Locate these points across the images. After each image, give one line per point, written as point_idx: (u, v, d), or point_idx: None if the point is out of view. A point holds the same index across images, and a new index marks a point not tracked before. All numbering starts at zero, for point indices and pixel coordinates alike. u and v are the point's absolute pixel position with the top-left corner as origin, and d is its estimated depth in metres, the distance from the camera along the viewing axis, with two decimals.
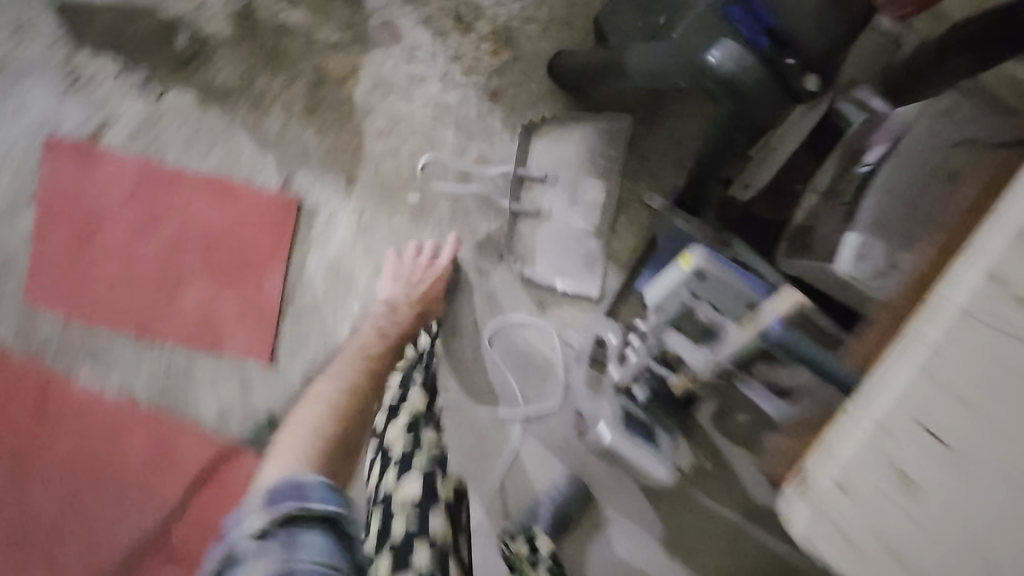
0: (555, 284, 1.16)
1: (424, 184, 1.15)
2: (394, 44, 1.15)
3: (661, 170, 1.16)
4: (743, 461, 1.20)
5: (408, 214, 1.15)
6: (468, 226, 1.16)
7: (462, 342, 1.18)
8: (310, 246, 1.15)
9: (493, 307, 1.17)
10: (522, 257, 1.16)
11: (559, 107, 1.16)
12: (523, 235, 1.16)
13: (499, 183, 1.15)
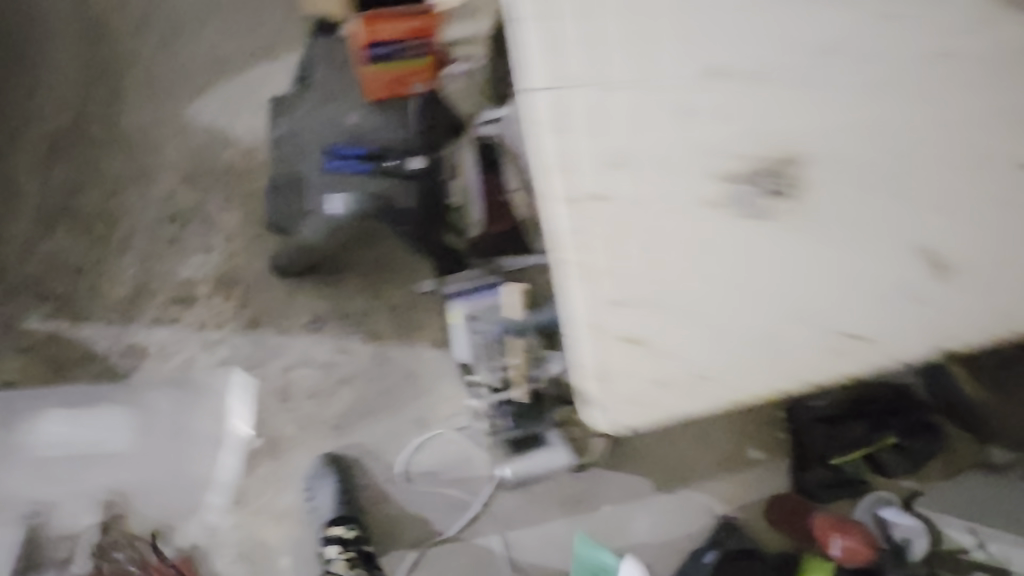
0: (417, 399, 1.30)
1: (260, 427, 1.24)
2: (143, 358, 1.22)
3: (413, 261, 1.30)
4: None
5: (266, 459, 1.23)
6: (319, 423, 1.26)
7: (392, 501, 1.27)
8: (211, 550, 1.20)
9: (389, 455, 1.28)
10: (378, 403, 1.28)
11: (309, 284, 1.27)
12: (362, 394, 1.28)
13: (312, 376, 1.26)
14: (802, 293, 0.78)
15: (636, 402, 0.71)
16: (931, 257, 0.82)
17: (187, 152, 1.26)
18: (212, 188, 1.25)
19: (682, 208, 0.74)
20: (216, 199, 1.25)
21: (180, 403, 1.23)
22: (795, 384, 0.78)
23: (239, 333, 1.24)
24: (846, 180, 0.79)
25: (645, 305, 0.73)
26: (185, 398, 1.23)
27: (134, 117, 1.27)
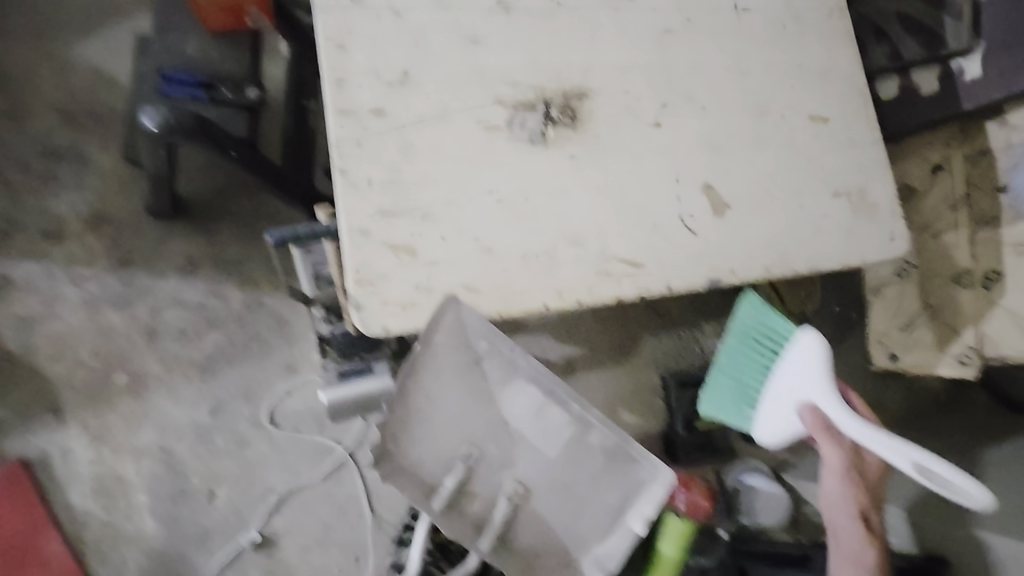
0: (288, 346, 1.31)
1: (123, 363, 1.25)
2: (10, 290, 1.25)
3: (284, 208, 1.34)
4: (521, 343, 1.43)
5: (127, 394, 1.24)
6: (184, 362, 1.27)
7: (255, 444, 1.26)
8: (66, 483, 1.21)
9: (254, 401, 1.28)
10: (246, 346, 1.29)
11: (182, 227, 1.31)
12: (230, 336, 1.29)
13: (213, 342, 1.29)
14: (580, 215, 0.82)
15: (395, 301, 0.75)
16: (713, 192, 0.87)
17: (64, 96, 1.32)
18: (91, 130, 1.31)
19: (462, 129, 0.80)
20: (92, 142, 1.31)
21: (470, 367, 0.82)
22: (570, 300, 0.80)
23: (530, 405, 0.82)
24: (626, 116, 0.86)
25: (411, 213, 0.77)
26: (457, 371, 0.82)
27: (22, 56, 1.33)
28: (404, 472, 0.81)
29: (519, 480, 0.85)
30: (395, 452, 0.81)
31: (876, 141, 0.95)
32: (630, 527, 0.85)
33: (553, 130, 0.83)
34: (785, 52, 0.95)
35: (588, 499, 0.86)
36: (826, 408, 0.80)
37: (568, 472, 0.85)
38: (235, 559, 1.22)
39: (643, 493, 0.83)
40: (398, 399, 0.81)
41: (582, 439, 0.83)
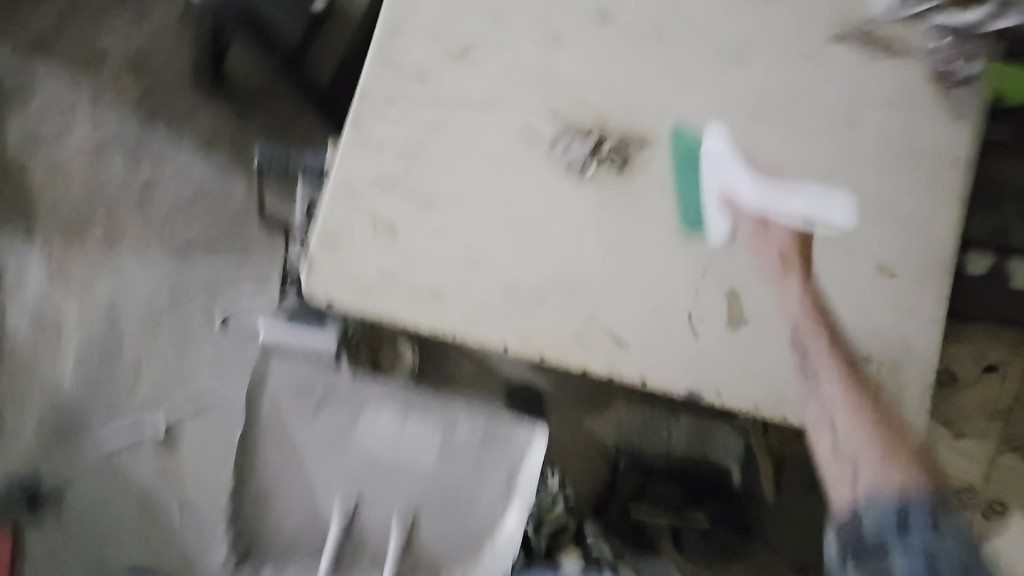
0: (267, 261, 1.26)
1: (107, 214, 1.24)
2: (34, 101, 1.26)
3: (316, 123, 1.29)
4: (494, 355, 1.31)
5: (98, 243, 1.23)
6: (164, 235, 1.25)
7: (198, 342, 1.23)
8: (9, 302, 1.20)
9: (213, 300, 1.24)
10: (229, 244, 1.26)
11: (213, 104, 1.27)
12: (215, 228, 1.25)
13: (193, 214, 1.25)
14: (585, 266, 0.73)
15: (352, 277, 0.68)
16: (737, 302, 0.77)
17: None
18: None
19: (500, 127, 0.73)
20: None
21: (318, 414, 0.92)
22: (534, 351, 0.71)
23: (340, 445, 0.93)
24: (679, 185, 0.77)
25: (409, 194, 0.70)
26: (297, 439, 0.92)
27: None
28: (285, 539, 0.95)
29: (404, 506, 0.93)
30: (258, 532, 0.95)
31: (938, 320, 0.82)
32: (522, 499, 0.92)
33: (597, 166, 0.74)
34: (882, 187, 0.84)
35: (474, 489, 0.92)
36: (716, 165, 0.78)
37: (441, 478, 0.93)
38: (132, 443, 1.20)
39: (523, 467, 0.91)
40: (245, 477, 0.93)
41: (448, 437, 0.92)
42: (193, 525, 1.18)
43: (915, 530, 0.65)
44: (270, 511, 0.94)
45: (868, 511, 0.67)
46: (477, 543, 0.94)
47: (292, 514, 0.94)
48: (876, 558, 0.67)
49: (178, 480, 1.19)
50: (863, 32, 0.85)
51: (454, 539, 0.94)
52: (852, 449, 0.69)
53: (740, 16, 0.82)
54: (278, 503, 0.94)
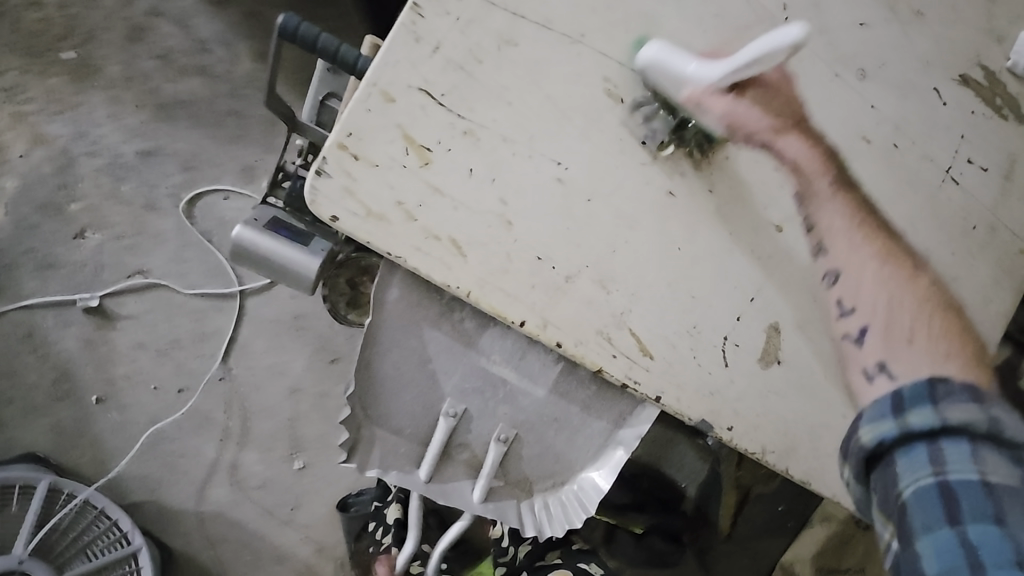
0: (258, 151, 1.13)
1: (84, 43, 1.12)
2: None
3: (346, 11, 1.15)
4: None
5: (68, 74, 1.11)
6: (145, 86, 1.12)
7: (159, 218, 1.11)
8: None
9: (189, 177, 1.11)
10: (217, 118, 1.12)
11: None
12: (206, 95, 1.13)
13: (185, 73, 1.13)
14: (630, 256, 0.63)
15: (366, 199, 0.57)
16: (775, 337, 0.69)
17: None
18: None
19: (580, 70, 0.61)
20: None
21: (434, 321, 0.66)
22: (551, 338, 0.62)
23: (436, 357, 0.67)
24: (760, 197, 0.67)
25: (455, 117, 0.58)
26: (424, 329, 0.66)
27: None
28: (381, 440, 0.69)
29: (504, 424, 0.69)
30: (359, 423, 0.68)
31: None
32: (619, 451, 0.68)
33: (676, 148, 0.63)
34: (955, 260, 0.74)
35: (578, 426, 0.69)
36: (671, 62, 0.60)
37: (552, 409, 0.69)
38: (62, 308, 1.09)
39: (631, 420, 0.68)
40: (360, 372, 0.67)
41: (570, 370, 0.68)
42: (110, 410, 1.10)
43: (950, 442, 0.46)
44: (372, 404, 0.68)
45: (867, 426, 0.49)
46: (564, 476, 0.71)
47: (396, 415, 0.69)
48: (899, 503, 0.46)
49: (105, 363, 1.10)
50: (985, 75, 0.73)
51: (559, 470, 0.71)
52: (879, 351, 0.55)
53: (877, 19, 0.70)
54: (381, 401, 0.68)
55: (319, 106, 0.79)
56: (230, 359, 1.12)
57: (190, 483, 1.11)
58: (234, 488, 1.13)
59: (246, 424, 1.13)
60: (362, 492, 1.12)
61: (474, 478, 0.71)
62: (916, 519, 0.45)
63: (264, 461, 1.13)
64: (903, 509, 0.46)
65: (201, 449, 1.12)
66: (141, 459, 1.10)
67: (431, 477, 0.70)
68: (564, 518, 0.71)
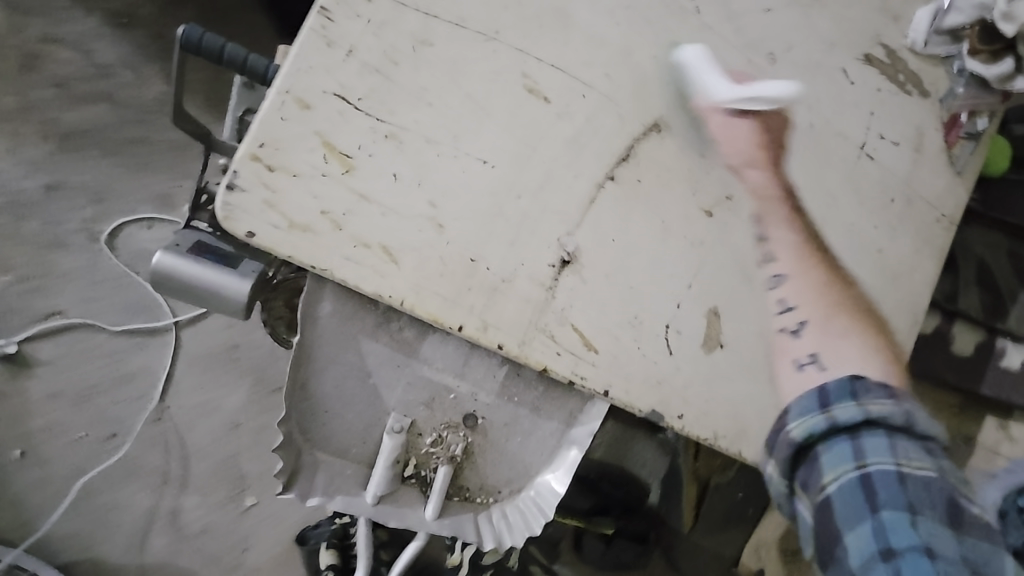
0: (179, 177, 1.07)
1: None
2: None
3: (262, 28, 1.12)
4: None
5: None
6: (47, 115, 1.05)
7: (73, 255, 1.04)
8: None
9: (103, 209, 1.05)
10: (130, 146, 1.07)
11: None
12: (117, 122, 1.06)
13: (90, 100, 1.06)
14: (565, 250, 0.62)
15: (285, 211, 0.56)
16: (716, 321, 0.69)
17: None
18: None
19: (497, 66, 0.61)
20: None
21: (372, 333, 0.64)
22: (491, 339, 0.60)
23: (375, 371, 0.65)
24: (687, 183, 0.68)
25: (374, 123, 0.58)
26: (361, 343, 0.64)
27: None
28: (325, 465, 0.66)
29: (452, 435, 0.67)
30: (298, 449, 0.65)
31: None
32: (573, 451, 0.67)
33: (599, 140, 0.64)
34: (879, 233, 0.77)
35: (527, 428, 0.68)
36: (698, 70, 0.66)
37: (498, 413, 0.67)
38: None
39: (581, 418, 0.67)
40: (293, 394, 0.64)
41: (516, 373, 0.67)
42: (30, 467, 1.01)
43: (870, 438, 0.47)
44: (313, 427, 0.65)
45: (795, 422, 0.50)
46: (520, 482, 0.69)
47: (339, 435, 0.66)
48: (822, 495, 0.47)
49: (20, 416, 1.01)
50: (886, 54, 0.77)
51: (514, 475, 0.69)
52: (811, 350, 0.60)
53: (780, 4, 0.72)
54: (324, 421, 0.65)
55: (237, 122, 0.76)
56: (163, 398, 1.05)
57: (126, 535, 1.03)
58: (176, 536, 1.05)
59: (184, 466, 1.06)
60: (320, 523, 1.05)
61: (425, 495, 0.68)
62: (841, 514, 0.46)
63: (207, 504, 1.06)
64: (827, 503, 0.46)
65: (135, 497, 1.04)
66: (68, 516, 1.01)
67: (380, 500, 0.67)
68: (524, 526, 0.68)
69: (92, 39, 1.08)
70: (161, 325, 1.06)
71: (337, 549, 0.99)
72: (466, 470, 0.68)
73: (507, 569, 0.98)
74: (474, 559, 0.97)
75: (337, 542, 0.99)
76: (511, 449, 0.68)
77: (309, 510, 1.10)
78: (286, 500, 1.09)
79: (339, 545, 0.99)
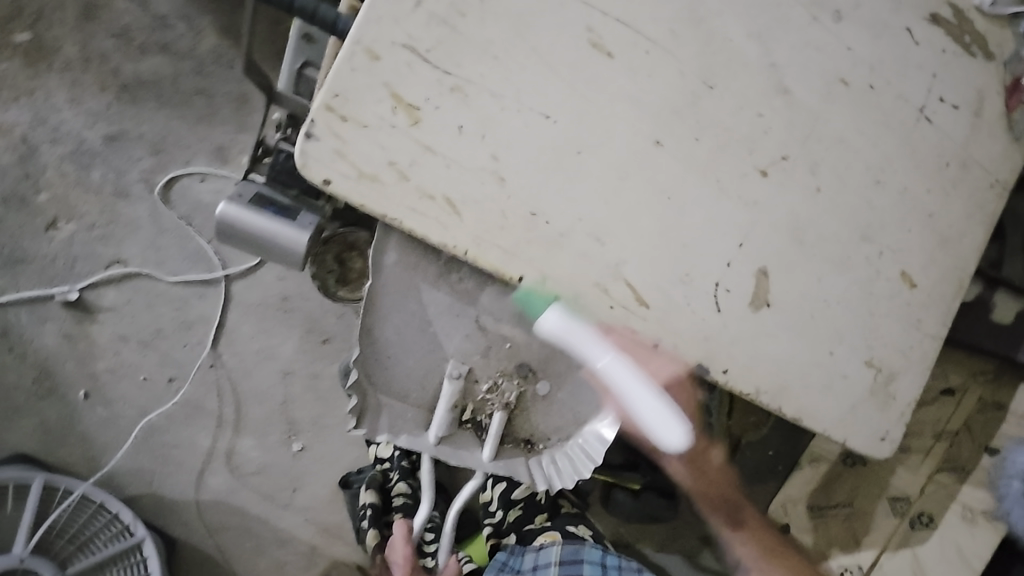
0: (231, 130, 1.09)
1: (34, 23, 1.06)
2: None
3: None
4: None
5: (21, 58, 1.05)
6: (105, 67, 1.07)
7: (132, 205, 1.07)
8: None
9: (159, 161, 1.08)
10: (184, 98, 1.08)
11: None
12: (172, 75, 1.08)
13: (146, 52, 1.08)
14: (621, 206, 0.64)
15: (357, 160, 0.58)
16: (764, 280, 0.70)
17: None
18: None
19: (561, 18, 0.61)
20: None
21: (434, 281, 0.67)
22: (548, 290, 0.63)
23: (434, 321, 0.68)
24: (744, 145, 0.68)
25: (441, 74, 0.59)
26: (422, 292, 0.67)
27: None
28: (388, 408, 0.71)
29: (508, 382, 0.70)
30: (364, 392, 0.70)
31: (942, 339, 0.78)
32: (620, 404, 0.70)
33: (659, 97, 0.64)
34: (932, 198, 0.76)
35: (577, 381, 0.71)
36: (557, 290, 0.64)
37: (551, 363, 0.70)
38: (39, 303, 1.06)
39: None
40: (362, 338, 0.68)
41: None
42: (97, 404, 1.08)
43: None
44: (376, 372, 0.69)
45: None
46: (567, 431, 0.73)
47: (400, 381, 0.70)
48: None
49: (87, 358, 1.07)
50: (953, 13, 0.75)
51: (563, 424, 0.72)
52: None
53: None
54: (385, 367, 0.69)
55: (296, 74, 0.77)
56: (217, 344, 1.10)
57: (186, 472, 1.11)
58: (231, 475, 1.12)
59: (239, 410, 1.12)
60: (362, 469, 1.13)
61: (481, 438, 0.73)
62: None
63: (259, 446, 1.13)
64: None
65: (195, 437, 1.11)
66: (133, 451, 1.09)
67: (441, 440, 0.72)
68: (572, 471, 0.73)
69: None
70: (214, 274, 1.09)
71: (376, 491, 1.04)
72: (520, 418, 0.72)
73: (540, 508, 1.02)
74: (506, 497, 1.01)
75: (377, 486, 1.04)
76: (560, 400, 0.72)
77: (354, 454, 1.15)
78: (330, 445, 1.15)
79: (379, 487, 1.04)
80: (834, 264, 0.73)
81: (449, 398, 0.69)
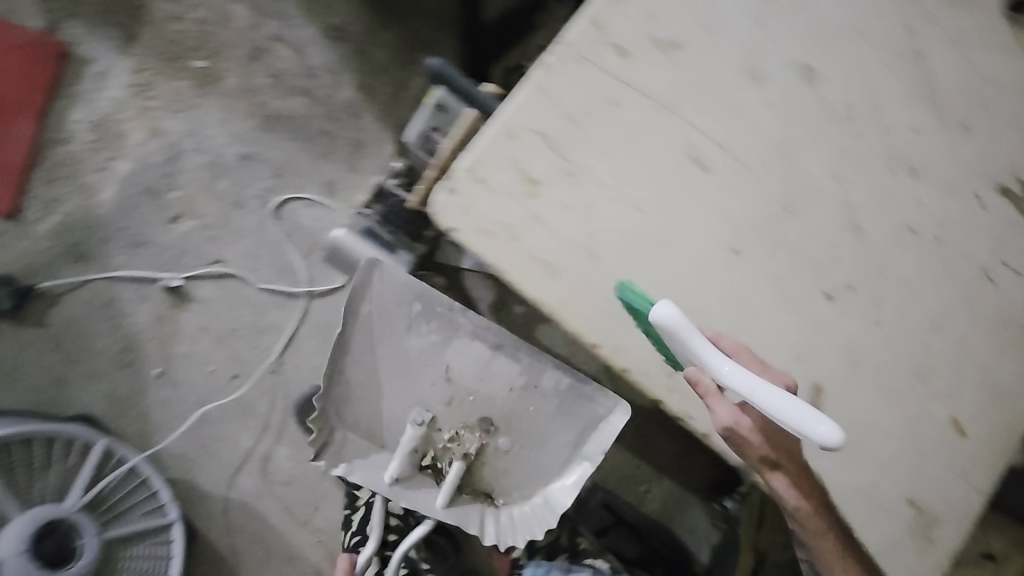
0: (345, 168, 1.24)
1: (211, 54, 1.24)
2: None
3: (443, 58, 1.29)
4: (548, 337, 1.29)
5: (192, 79, 1.23)
6: (255, 99, 1.24)
7: (246, 215, 1.21)
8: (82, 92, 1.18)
9: (278, 183, 1.22)
10: (314, 135, 1.24)
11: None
12: (309, 115, 1.24)
13: (293, 93, 1.25)
14: (696, 301, 0.70)
15: (481, 217, 0.67)
16: (818, 396, 0.74)
17: None
18: None
19: (671, 133, 0.71)
20: None
21: (408, 332, 0.82)
22: (619, 362, 0.68)
23: (409, 369, 0.83)
24: (814, 269, 0.74)
25: (564, 160, 0.69)
26: (399, 343, 0.82)
27: None
28: None
29: (472, 435, 0.84)
30: (330, 425, 0.82)
31: (986, 494, 0.78)
32: (584, 464, 0.82)
33: (745, 214, 0.72)
34: (989, 353, 0.80)
35: (536, 442, 0.84)
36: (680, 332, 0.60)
37: (515, 420, 0.84)
38: (142, 283, 1.18)
39: (592, 437, 0.82)
40: (331, 381, 0.82)
41: (530, 385, 0.83)
42: (165, 384, 1.16)
43: None
44: (344, 409, 0.83)
45: None
46: (526, 490, 0.85)
47: (362, 419, 0.83)
48: None
49: (168, 341, 1.17)
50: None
51: (522, 482, 0.85)
52: None
53: (930, 128, 0.79)
54: (351, 405, 0.83)
55: (423, 136, 0.89)
56: (284, 354, 1.19)
57: (223, 467, 1.16)
58: (261, 479, 1.17)
59: (285, 419, 1.18)
60: None
61: (438, 486, 0.84)
62: None
63: (294, 458, 1.18)
64: None
65: (240, 436, 1.17)
66: (183, 437, 1.16)
67: (395, 482, 0.82)
68: (524, 527, 0.84)
69: (307, 42, 1.27)
70: (297, 288, 1.20)
71: None
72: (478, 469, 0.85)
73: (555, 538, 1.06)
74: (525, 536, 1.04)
75: None
76: (519, 458, 0.85)
77: None
78: None
79: None
80: (886, 396, 0.76)
81: (410, 442, 0.81)
